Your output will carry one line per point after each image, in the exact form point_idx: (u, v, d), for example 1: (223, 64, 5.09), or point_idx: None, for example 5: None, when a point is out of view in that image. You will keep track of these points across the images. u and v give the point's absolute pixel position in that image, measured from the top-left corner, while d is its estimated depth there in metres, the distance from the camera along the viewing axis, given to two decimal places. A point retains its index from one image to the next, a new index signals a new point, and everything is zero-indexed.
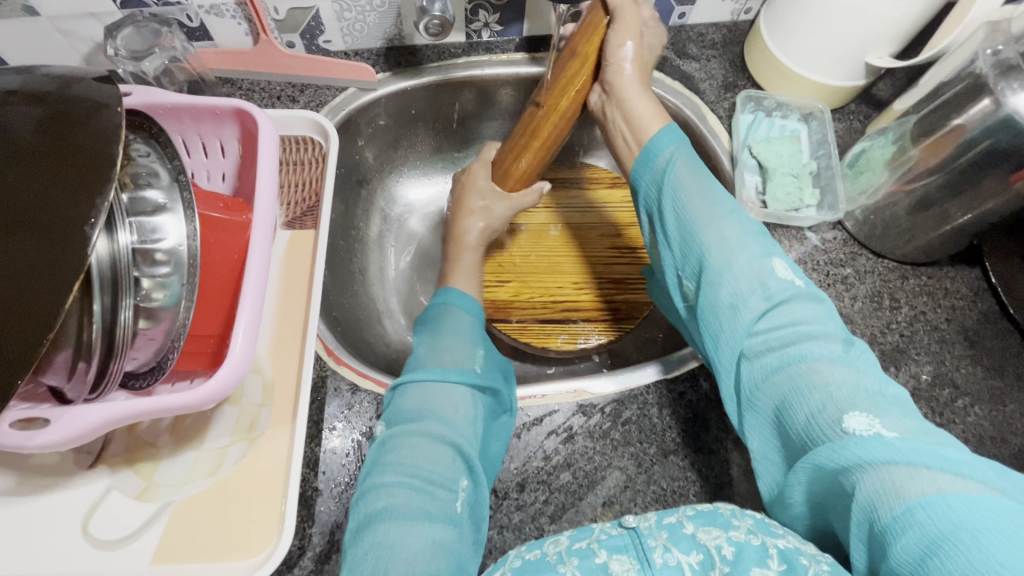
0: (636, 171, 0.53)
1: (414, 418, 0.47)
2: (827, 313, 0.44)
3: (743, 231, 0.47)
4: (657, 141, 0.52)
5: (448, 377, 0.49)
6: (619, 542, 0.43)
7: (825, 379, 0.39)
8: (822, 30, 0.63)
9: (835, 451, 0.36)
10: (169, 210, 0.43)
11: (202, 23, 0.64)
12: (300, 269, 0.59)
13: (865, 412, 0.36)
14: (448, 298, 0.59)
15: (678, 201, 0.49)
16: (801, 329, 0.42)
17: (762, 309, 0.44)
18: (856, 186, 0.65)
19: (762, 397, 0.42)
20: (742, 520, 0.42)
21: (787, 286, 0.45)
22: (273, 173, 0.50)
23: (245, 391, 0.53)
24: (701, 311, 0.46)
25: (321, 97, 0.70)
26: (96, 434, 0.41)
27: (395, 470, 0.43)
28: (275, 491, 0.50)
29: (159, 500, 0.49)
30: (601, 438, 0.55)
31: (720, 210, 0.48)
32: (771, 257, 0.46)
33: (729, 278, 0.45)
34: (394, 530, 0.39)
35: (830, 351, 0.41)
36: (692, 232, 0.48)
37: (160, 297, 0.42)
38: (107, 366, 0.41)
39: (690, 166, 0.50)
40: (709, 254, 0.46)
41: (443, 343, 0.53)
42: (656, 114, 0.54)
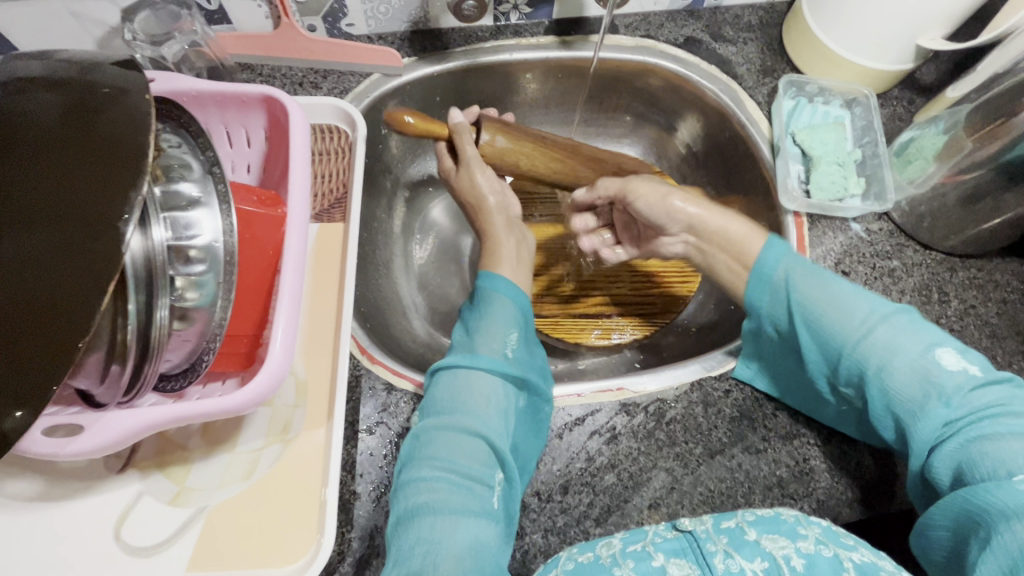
0: (755, 293, 0.52)
1: (447, 411, 0.47)
2: (1011, 390, 0.44)
3: (894, 329, 0.46)
4: (767, 256, 0.52)
5: (480, 364, 0.49)
6: (675, 545, 0.42)
7: (1002, 447, 0.40)
8: (874, 10, 0.60)
9: (996, 487, 0.38)
10: (203, 204, 0.40)
11: (220, 6, 0.60)
12: (330, 264, 0.56)
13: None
14: (485, 279, 0.55)
15: (815, 317, 0.49)
16: (991, 412, 0.42)
17: (945, 409, 0.43)
18: (904, 174, 0.63)
19: (938, 471, 0.43)
20: (810, 530, 0.42)
21: (962, 375, 0.44)
22: (304, 165, 0.47)
23: (277, 391, 0.51)
24: (872, 413, 0.47)
25: (345, 84, 0.67)
26: (132, 441, 0.39)
27: (431, 464, 0.44)
28: (312, 497, 0.48)
29: (193, 505, 0.47)
30: (645, 438, 0.53)
31: (866, 307, 0.48)
32: (939, 347, 0.45)
33: (897, 378, 0.45)
34: (439, 525, 0.40)
35: (1017, 424, 0.41)
36: (841, 342, 0.48)
37: (194, 297, 0.40)
38: (141, 369, 0.39)
39: (812, 275, 0.50)
40: (867, 359, 0.47)
41: (481, 329, 0.52)
42: (753, 231, 0.54)
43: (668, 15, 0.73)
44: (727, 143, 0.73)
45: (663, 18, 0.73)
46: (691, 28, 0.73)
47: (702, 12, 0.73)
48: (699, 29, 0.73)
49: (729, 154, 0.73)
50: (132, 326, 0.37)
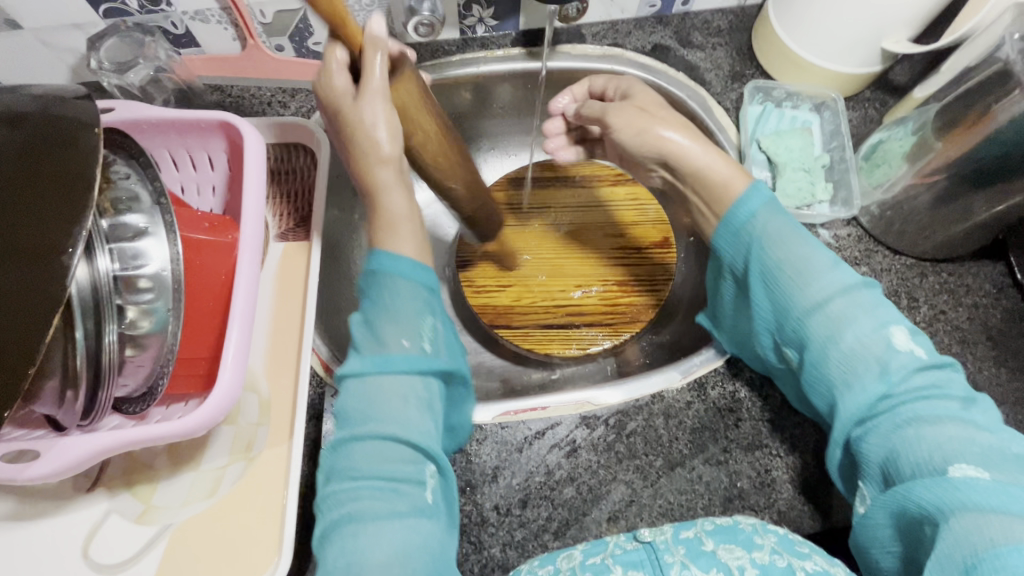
0: (725, 238, 0.52)
1: (363, 417, 0.44)
2: (949, 374, 0.44)
3: (853, 302, 0.46)
4: (748, 201, 0.51)
5: (392, 367, 0.45)
6: (635, 557, 0.43)
7: (937, 435, 0.40)
8: (836, 14, 0.60)
9: (935, 484, 0.38)
10: (150, 234, 0.41)
11: (187, 30, 0.62)
12: (295, 283, 0.57)
13: (975, 464, 0.38)
14: (382, 261, 0.48)
15: (776, 275, 0.48)
16: (922, 391, 0.42)
17: (882, 387, 0.43)
18: (872, 179, 0.62)
19: (869, 458, 0.42)
20: (765, 539, 0.42)
21: (907, 357, 0.43)
22: (258, 187, 0.48)
23: (241, 410, 0.53)
24: (810, 381, 0.46)
25: (313, 102, 0.68)
26: (90, 464, 0.41)
27: (351, 475, 0.43)
28: (274, 513, 0.49)
29: (158, 523, 0.49)
30: (605, 451, 0.53)
31: (828, 281, 0.46)
32: (889, 326, 0.45)
33: (838, 352, 0.44)
34: (366, 535, 0.40)
35: (946, 407, 0.41)
36: (795, 306, 0.47)
37: (146, 324, 0.41)
38: (96, 395, 0.40)
39: (789, 225, 0.50)
40: (813, 329, 0.46)
41: (388, 322, 0.47)
42: (737, 173, 0.52)
43: (636, 22, 0.73)
44: None
45: (631, 25, 0.73)
46: (659, 35, 0.73)
47: (671, 18, 0.73)
48: (667, 35, 0.73)
49: None
50: (82, 353, 0.39)
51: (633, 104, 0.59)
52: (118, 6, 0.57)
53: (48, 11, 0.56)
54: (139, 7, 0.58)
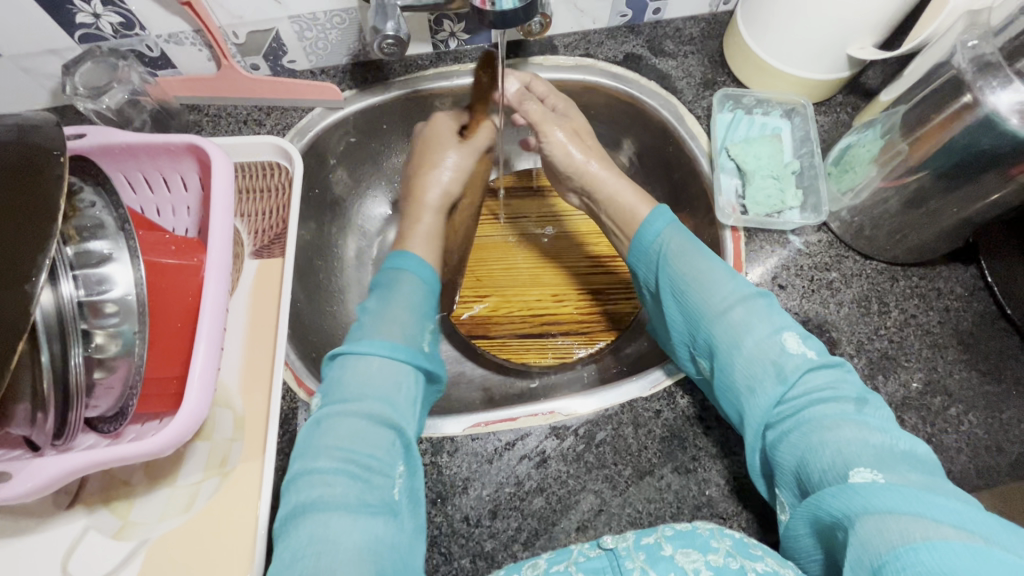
0: (636, 258, 0.61)
1: (352, 400, 0.48)
2: (842, 375, 0.48)
3: (749, 310, 0.52)
4: (654, 221, 0.60)
5: (395, 354, 0.51)
6: (597, 564, 0.44)
7: (836, 440, 0.43)
8: (802, 22, 0.60)
9: (837, 492, 0.40)
10: (114, 259, 0.43)
11: (162, 52, 0.63)
12: (269, 299, 0.58)
13: (871, 467, 0.40)
14: (397, 260, 0.60)
15: (680, 287, 0.55)
16: (816, 395, 0.47)
17: (778, 389, 0.48)
18: (841, 185, 0.62)
19: (781, 454, 0.46)
20: (721, 542, 0.43)
21: (801, 359, 0.49)
22: (226, 209, 0.49)
23: (216, 426, 0.54)
24: (720, 388, 0.51)
25: (288, 119, 0.69)
26: (61, 484, 0.42)
27: (330, 456, 0.45)
28: (247, 528, 0.50)
29: (135, 539, 0.50)
30: (574, 461, 0.54)
31: (726, 288, 0.53)
32: (781, 332, 0.50)
33: (739, 360, 0.50)
34: (332, 523, 0.42)
35: (841, 410, 0.45)
36: (700, 314, 0.54)
37: (113, 347, 0.42)
38: (65, 417, 0.42)
39: (686, 239, 0.57)
40: (718, 337, 0.52)
41: (388, 312, 0.54)
42: (642, 201, 0.63)
43: (609, 32, 0.73)
44: (671, 157, 0.73)
45: (603, 35, 0.73)
46: (631, 44, 0.73)
47: (643, 28, 0.73)
48: (640, 44, 0.73)
49: (674, 167, 0.74)
50: (48, 375, 0.40)
51: (567, 128, 0.68)
52: (93, 31, 0.59)
53: (25, 38, 0.58)
54: (113, 32, 0.59)
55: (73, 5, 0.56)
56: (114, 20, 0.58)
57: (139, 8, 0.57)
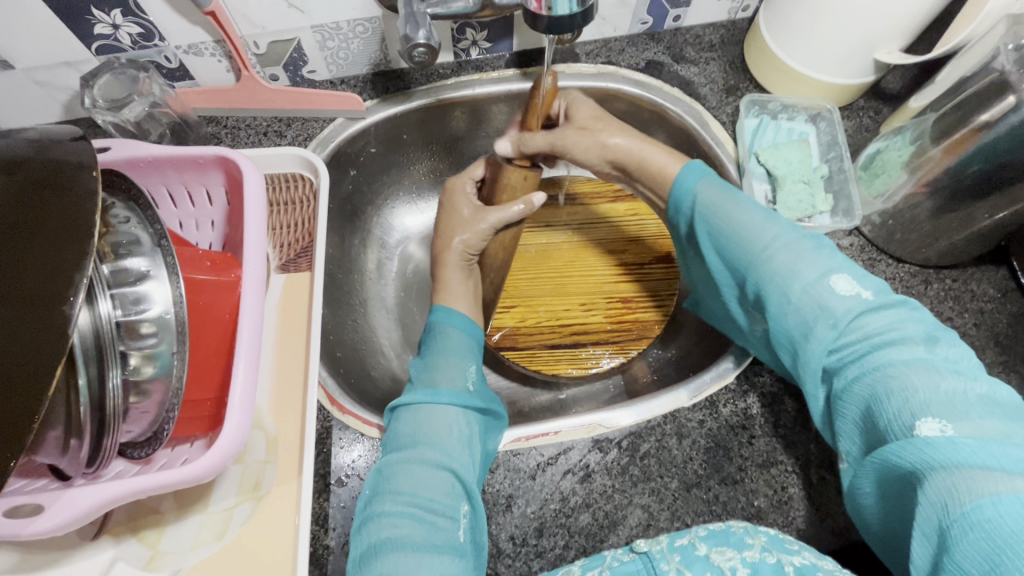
0: (670, 214, 0.55)
1: (409, 445, 0.47)
2: (906, 313, 0.44)
3: (795, 251, 0.46)
4: (683, 180, 0.54)
5: (440, 399, 0.49)
6: (631, 568, 0.42)
7: (904, 390, 0.39)
8: (827, 28, 0.60)
9: (903, 448, 0.37)
10: (152, 277, 0.41)
11: (180, 63, 0.62)
12: (297, 315, 0.57)
13: (938, 417, 0.37)
14: (440, 314, 0.58)
15: (718, 235, 0.50)
16: (880, 339, 0.42)
17: (834, 330, 0.43)
18: (871, 189, 0.62)
19: (847, 403, 0.43)
20: (756, 537, 0.42)
21: (855, 300, 0.44)
22: (260, 223, 0.48)
23: (248, 448, 0.52)
24: (775, 335, 0.47)
25: (310, 130, 0.67)
26: (95, 516, 0.40)
27: (395, 499, 0.44)
28: (286, 555, 0.48)
29: (167, 569, 0.47)
30: (619, 475, 0.52)
31: (769, 232, 0.48)
32: (828, 273, 0.45)
33: (790, 307, 0.45)
34: (401, 561, 0.40)
35: (911, 356, 0.41)
36: (740, 262, 0.49)
37: (149, 369, 0.41)
38: (100, 442, 0.40)
39: (724, 190, 0.51)
40: (765, 286, 0.47)
41: (435, 363, 0.53)
42: (674, 160, 0.56)
43: (629, 39, 0.73)
44: None
45: (624, 43, 0.73)
46: (652, 51, 0.72)
47: (663, 34, 0.73)
48: (661, 52, 0.73)
49: None
50: (85, 401, 0.38)
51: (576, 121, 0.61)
52: (111, 42, 0.57)
53: (39, 50, 0.56)
54: (132, 43, 0.58)
55: (92, 16, 0.54)
56: (134, 31, 0.56)
57: (161, 19, 0.56)
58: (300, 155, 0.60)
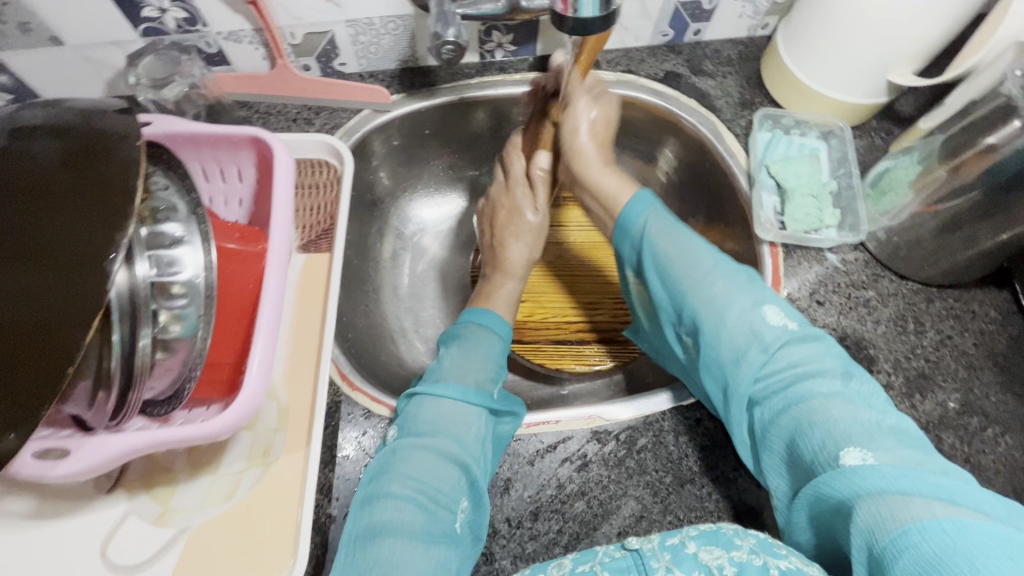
0: (617, 237, 0.57)
1: (427, 433, 0.48)
2: (823, 348, 0.47)
3: (730, 283, 0.50)
4: (632, 208, 0.55)
5: (469, 398, 0.50)
6: (621, 564, 0.42)
7: (824, 419, 0.42)
8: (842, 48, 0.62)
9: (832, 477, 0.38)
10: (186, 242, 0.44)
11: (220, 49, 0.65)
12: (315, 293, 0.60)
13: (860, 446, 0.39)
14: (475, 315, 0.59)
15: (661, 265, 0.52)
16: (800, 370, 0.45)
17: (761, 360, 0.46)
18: (879, 207, 0.64)
19: (772, 438, 0.45)
20: (744, 540, 0.41)
21: (781, 332, 0.47)
22: (287, 201, 0.50)
23: (260, 416, 0.54)
24: (706, 365, 0.49)
25: (337, 119, 0.70)
26: (114, 464, 0.42)
27: (403, 483, 0.45)
28: (290, 520, 0.50)
29: (176, 526, 0.49)
30: (615, 467, 0.54)
31: (706, 265, 0.51)
32: (759, 305, 0.49)
33: (723, 337, 0.48)
34: (399, 547, 0.41)
35: (828, 388, 0.44)
36: (680, 293, 0.51)
37: (176, 328, 0.43)
38: (127, 395, 0.42)
39: (669, 223, 0.54)
40: (701, 315, 0.49)
41: (465, 360, 0.54)
42: (624, 186, 0.58)
43: (649, 50, 0.75)
44: (706, 174, 0.75)
45: (644, 53, 0.75)
46: (671, 62, 0.75)
47: (682, 47, 0.75)
48: (679, 63, 0.75)
49: (710, 184, 0.75)
50: (117, 353, 0.41)
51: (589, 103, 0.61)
52: (156, 25, 0.60)
53: (89, 29, 0.59)
54: (177, 27, 0.61)
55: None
56: (179, 16, 0.60)
57: (205, 6, 0.59)
58: (328, 143, 0.64)
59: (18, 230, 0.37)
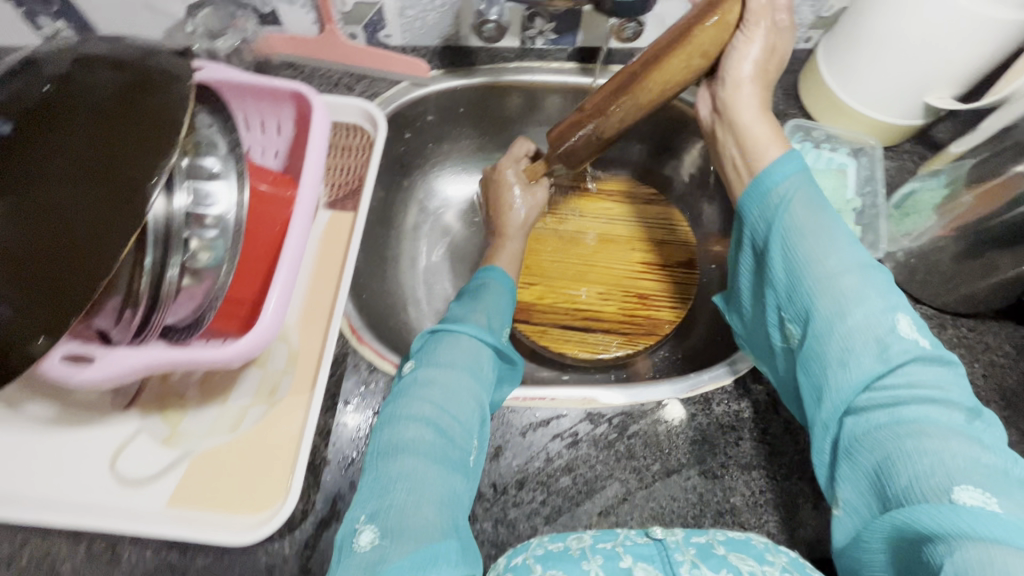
0: (749, 201, 0.53)
1: (443, 364, 0.49)
2: (950, 377, 0.43)
3: (866, 281, 0.45)
4: (776, 170, 0.52)
5: (485, 339, 0.52)
6: (645, 551, 0.44)
7: (936, 447, 0.39)
8: (880, 66, 0.62)
9: (937, 511, 0.36)
10: (222, 178, 0.46)
11: (274, 10, 0.67)
12: (335, 248, 0.62)
13: (980, 487, 0.36)
14: (489, 273, 0.63)
15: (793, 238, 0.49)
16: (919, 391, 0.41)
17: (878, 369, 0.42)
18: (901, 227, 0.64)
19: (861, 449, 0.42)
20: (776, 557, 0.44)
21: (911, 346, 0.43)
22: (320, 154, 0.53)
23: (271, 357, 0.57)
24: (808, 357, 0.46)
25: (376, 89, 0.73)
26: (133, 377, 0.45)
27: (423, 406, 0.46)
28: (287, 457, 0.52)
29: (180, 448, 0.52)
30: (605, 448, 0.55)
31: (841, 259, 0.47)
32: (895, 312, 0.44)
33: (839, 331, 0.44)
34: (418, 465, 0.42)
35: (950, 419, 0.40)
36: (805, 278, 0.47)
37: (205, 258, 0.46)
38: (151, 316, 0.45)
39: (809, 203, 0.50)
40: (820, 305, 0.46)
41: (479, 308, 0.57)
42: (774, 140, 0.55)
43: None
44: None
45: None
46: None
47: None
48: None
49: None
50: (147, 274, 0.43)
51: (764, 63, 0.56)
52: None
53: None
54: None
55: None
56: None
57: None
58: (361, 109, 0.66)
59: (74, 150, 0.40)
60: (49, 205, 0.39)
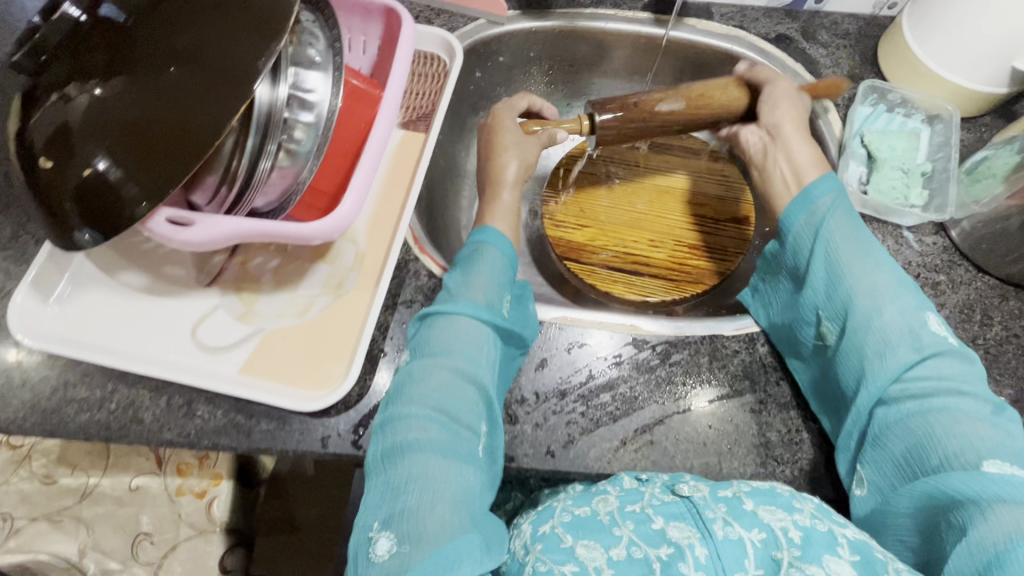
0: (789, 209, 0.56)
1: (441, 354, 0.47)
2: (976, 374, 0.46)
3: (897, 282, 0.49)
4: (818, 186, 0.55)
5: (481, 316, 0.49)
6: (674, 509, 0.42)
7: (964, 431, 0.42)
8: (969, 26, 0.61)
9: (970, 478, 0.39)
10: (320, 67, 0.50)
11: None
12: (406, 164, 0.66)
13: (1002, 461, 0.39)
14: (481, 233, 0.55)
15: (831, 248, 0.52)
16: (950, 383, 0.45)
17: (911, 359, 0.46)
18: (970, 193, 0.62)
19: (892, 435, 0.45)
20: (805, 504, 0.41)
21: (939, 341, 0.47)
22: (407, 59, 0.56)
23: (339, 255, 0.61)
24: (843, 352, 0.49)
25: (454, 23, 0.74)
26: (225, 243, 0.48)
27: (425, 403, 0.45)
28: (348, 343, 0.56)
29: (255, 325, 0.57)
30: (646, 372, 0.57)
31: (877, 264, 0.50)
32: (924, 311, 0.48)
33: (875, 325, 0.48)
34: (427, 464, 0.41)
35: (978, 409, 0.43)
36: (842, 281, 0.50)
37: (300, 139, 0.50)
38: (244, 194, 0.49)
39: (847, 219, 0.53)
40: (857, 303, 0.49)
41: (474, 278, 0.52)
42: (816, 165, 0.58)
43: (766, 11, 0.76)
44: None
45: (760, 13, 0.76)
46: (785, 26, 0.75)
47: (800, 14, 0.76)
48: (793, 28, 0.75)
49: None
50: (249, 147, 0.47)
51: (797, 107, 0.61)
52: None
53: None
54: None
55: None
56: None
57: None
58: (444, 38, 0.69)
59: (185, 32, 0.42)
60: (165, 87, 0.41)
